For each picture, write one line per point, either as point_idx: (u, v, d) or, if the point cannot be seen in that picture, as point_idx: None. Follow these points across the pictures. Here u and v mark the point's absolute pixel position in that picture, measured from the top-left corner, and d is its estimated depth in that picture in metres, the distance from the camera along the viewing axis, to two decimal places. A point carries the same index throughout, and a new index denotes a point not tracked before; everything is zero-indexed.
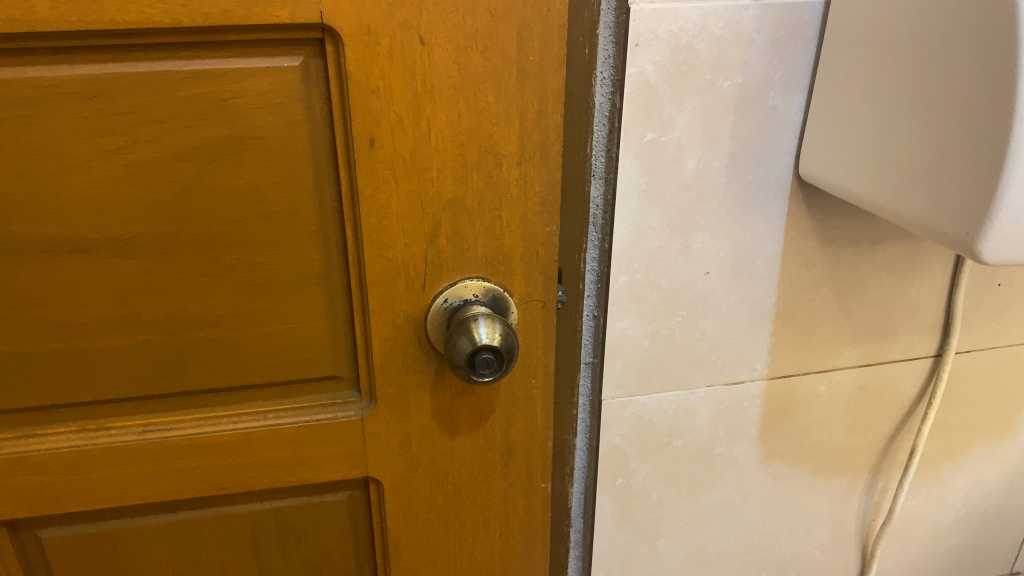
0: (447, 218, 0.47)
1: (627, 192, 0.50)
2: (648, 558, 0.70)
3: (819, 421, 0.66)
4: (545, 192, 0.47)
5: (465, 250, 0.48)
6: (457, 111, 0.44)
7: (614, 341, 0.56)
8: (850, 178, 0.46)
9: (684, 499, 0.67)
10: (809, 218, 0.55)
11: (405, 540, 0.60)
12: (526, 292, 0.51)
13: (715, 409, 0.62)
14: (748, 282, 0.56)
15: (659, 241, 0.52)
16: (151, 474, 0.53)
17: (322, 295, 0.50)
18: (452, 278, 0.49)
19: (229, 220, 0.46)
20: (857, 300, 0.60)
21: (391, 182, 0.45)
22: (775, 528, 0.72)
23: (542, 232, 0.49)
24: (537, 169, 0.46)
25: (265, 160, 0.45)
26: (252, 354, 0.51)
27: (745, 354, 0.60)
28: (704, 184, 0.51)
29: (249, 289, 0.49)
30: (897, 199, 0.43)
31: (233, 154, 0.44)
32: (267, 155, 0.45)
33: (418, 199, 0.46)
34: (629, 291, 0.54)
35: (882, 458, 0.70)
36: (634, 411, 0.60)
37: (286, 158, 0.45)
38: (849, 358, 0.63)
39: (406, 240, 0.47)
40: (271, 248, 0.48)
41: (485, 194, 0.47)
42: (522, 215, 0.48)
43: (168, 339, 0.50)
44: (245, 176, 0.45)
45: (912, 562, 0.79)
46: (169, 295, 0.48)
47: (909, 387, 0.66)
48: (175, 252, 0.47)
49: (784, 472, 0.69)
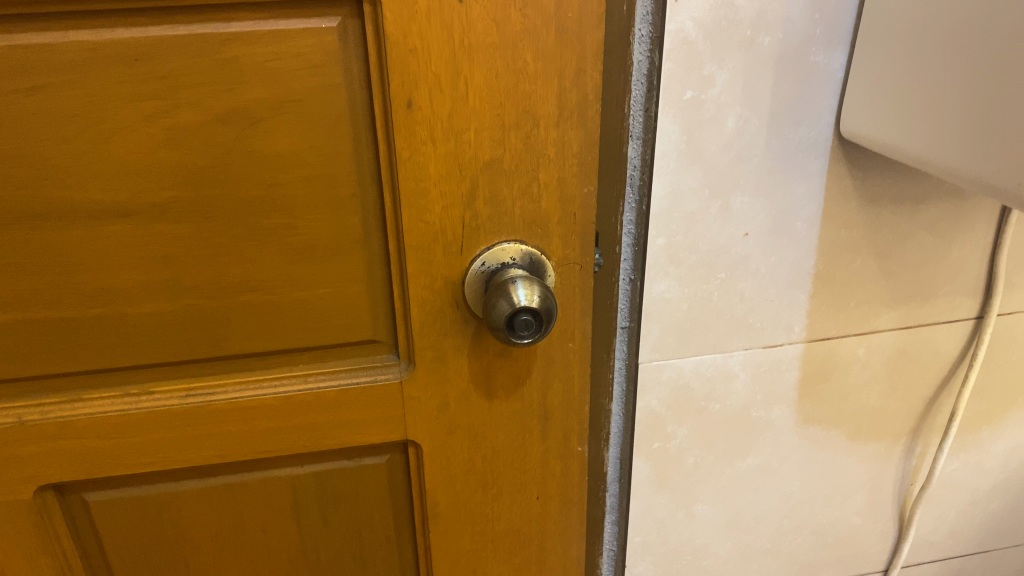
0: (485, 180, 0.47)
1: (666, 152, 0.50)
2: (684, 522, 0.71)
3: (858, 384, 0.66)
4: (583, 153, 0.47)
5: (503, 213, 0.48)
6: (495, 70, 0.44)
7: (651, 305, 0.56)
8: (894, 133, 0.46)
9: (720, 464, 0.68)
10: (851, 177, 0.54)
11: (444, 503, 0.61)
12: (564, 256, 0.51)
13: (753, 372, 0.62)
14: (788, 244, 0.55)
15: (697, 202, 0.52)
16: (195, 437, 0.54)
17: (360, 260, 0.50)
18: (490, 242, 0.49)
19: (268, 184, 0.47)
20: (898, 261, 0.59)
21: (429, 144, 0.45)
22: (812, 493, 0.73)
23: (580, 194, 0.49)
24: (576, 130, 0.46)
25: (304, 123, 0.45)
26: (291, 318, 0.52)
27: (784, 318, 0.59)
28: (744, 144, 0.50)
29: (289, 253, 0.49)
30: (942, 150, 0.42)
31: (272, 117, 0.44)
32: (305, 119, 0.45)
33: (456, 162, 0.46)
34: (667, 254, 0.54)
35: (921, 422, 0.70)
36: (671, 374, 0.60)
37: (324, 121, 0.45)
38: (888, 320, 0.62)
39: (444, 203, 0.47)
40: (310, 213, 0.48)
41: (522, 155, 0.46)
42: (560, 177, 0.47)
43: (209, 304, 0.50)
44: (284, 140, 0.45)
45: (949, 526, 0.79)
46: (210, 260, 0.49)
47: (950, 350, 0.65)
48: (215, 216, 0.47)
49: (822, 436, 0.69)
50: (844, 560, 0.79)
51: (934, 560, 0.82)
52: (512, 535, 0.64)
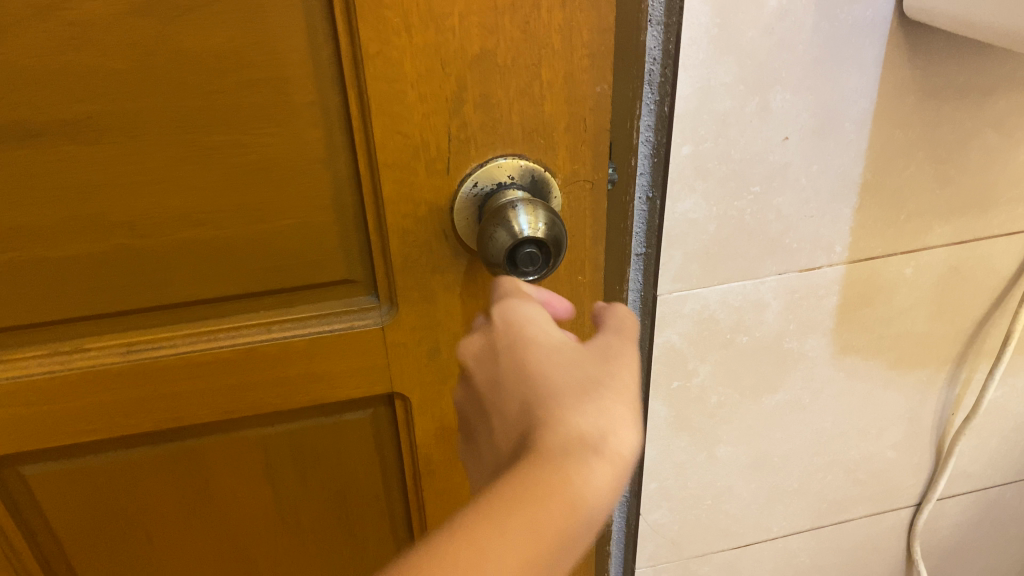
0: (474, 80, 0.38)
1: (694, 40, 0.41)
2: (706, 465, 0.64)
3: (903, 308, 0.58)
4: (595, 42, 0.38)
5: (499, 120, 0.39)
6: None
7: (673, 227, 0.48)
8: (995, 11, 0.36)
9: (748, 401, 0.60)
10: (911, 67, 0.45)
11: (439, 459, 0.53)
12: (572, 171, 0.42)
13: (787, 299, 0.54)
14: (834, 148, 0.47)
15: (731, 101, 0.43)
16: (144, 398, 0.46)
17: (326, 184, 0.41)
18: (483, 157, 0.40)
19: (205, 92, 0.37)
20: (958, 166, 0.50)
21: (401, 35, 0.36)
22: (846, 428, 0.66)
23: (591, 95, 0.40)
24: (586, 13, 0.37)
25: (244, 12, 0.35)
26: (247, 257, 0.43)
27: (825, 236, 0.51)
28: (788, 27, 0.41)
29: (238, 178, 0.40)
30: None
31: (202, 5, 0.35)
32: (244, 5, 0.35)
33: (440, 61, 0.37)
34: (694, 164, 0.45)
35: (969, 346, 0.62)
36: (694, 306, 0.52)
37: (269, 9, 0.36)
38: (942, 235, 0.54)
39: (424, 109, 0.38)
40: (259, 127, 0.39)
41: (520, 45, 0.37)
42: (567, 73, 0.38)
43: (147, 244, 0.42)
44: (221, 34, 0.36)
45: (990, 455, 0.74)
46: (141, 190, 0.40)
47: (1006, 266, 0.57)
48: (143, 135, 0.38)
49: (860, 367, 0.61)
50: (875, 495, 0.73)
51: (969, 492, 0.77)
52: None
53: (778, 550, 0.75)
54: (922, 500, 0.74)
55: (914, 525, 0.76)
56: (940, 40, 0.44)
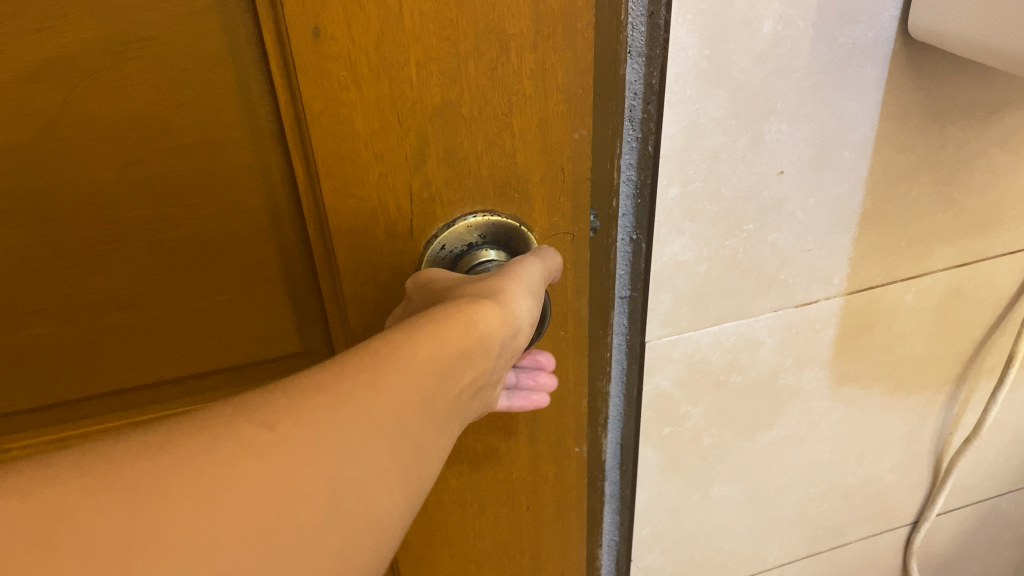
0: (436, 133, 0.33)
1: (682, 74, 0.36)
2: (699, 506, 0.60)
3: (903, 334, 0.54)
4: (572, 84, 0.33)
5: (468, 176, 0.34)
6: None
7: (661, 272, 0.44)
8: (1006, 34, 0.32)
9: (741, 440, 0.56)
10: (914, 88, 0.41)
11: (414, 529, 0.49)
12: (551, 225, 0.37)
13: (783, 335, 0.50)
14: (832, 177, 0.43)
15: (722, 136, 0.39)
16: None
17: (272, 252, 0.36)
18: (450, 216, 0.35)
19: (123, 162, 0.32)
20: (962, 188, 0.47)
21: (351, 90, 0.31)
22: (843, 456, 0.62)
23: (569, 141, 0.35)
24: (561, 53, 0.32)
25: (163, 72, 0.30)
26: (186, 336, 0.38)
27: (822, 268, 0.47)
28: (783, 54, 0.37)
29: (168, 255, 0.35)
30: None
31: (112, 66, 0.30)
32: (161, 64, 0.30)
33: (397, 116, 0.32)
34: (682, 206, 0.41)
35: (969, 366, 0.59)
36: (685, 349, 0.48)
37: (191, 68, 0.30)
38: (943, 258, 0.50)
39: (381, 168, 0.33)
40: (189, 197, 0.34)
41: (487, 94, 0.32)
42: (541, 121, 0.34)
43: (69, 331, 0.36)
44: (136, 97, 0.31)
45: (988, 468, 0.71)
46: (58, 274, 0.35)
47: (1008, 284, 0.54)
48: (54, 215, 0.33)
49: (857, 395, 0.57)
50: (872, 518, 0.69)
51: (967, 505, 0.74)
52: (499, 554, 0.52)
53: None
54: (919, 519, 0.70)
55: (911, 543, 0.72)
56: (946, 60, 0.40)
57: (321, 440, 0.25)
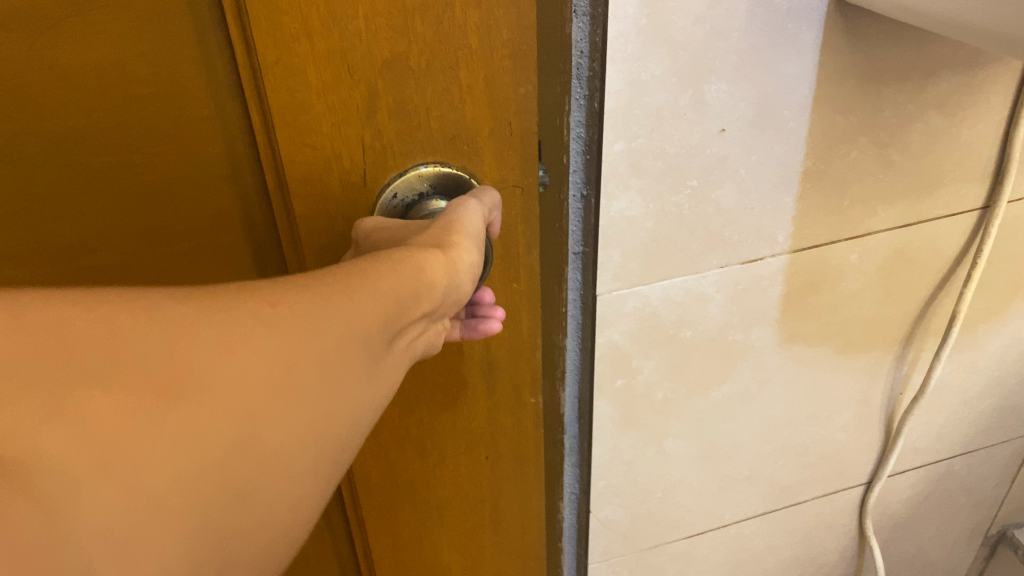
0: (386, 86, 0.34)
1: (623, 31, 0.39)
2: (655, 461, 0.62)
3: (849, 294, 0.57)
4: (517, 41, 0.35)
5: (419, 129, 0.36)
6: None
7: (609, 226, 0.46)
8: None
9: (693, 394, 0.59)
10: (850, 50, 0.44)
11: (378, 475, 0.51)
12: (501, 178, 0.39)
13: (730, 291, 0.53)
14: (774, 137, 0.46)
15: (665, 94, 0.42)
16: None
17: (233, 201, 0.38)
18: (402, 166, 0.37)
19: (86, 111, 0.34)
20: (901, 149, 0.50)
21: (302, 42, 0.32)
22: (797, 415, 0.65)
23: (515, 96, 0.37)
24: (506, 11, 0.34)
25: (124, 21, 0.32)
26: (152, 283, 0.40)
27: (766, 226, 0.50)
28: (719, 15, 0.40)
29: (132, 201, 0.37)
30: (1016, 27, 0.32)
31: (76, 15, 0.31)
32: (122, 13, 0.32)
33: (347, 68, 0.33)
34: (629, 162, 0.44)
35: (916, 327, 0.61)
36: (635, 303, 0.51)
37: (153, 18, 0.32)
38: (886, 218, 0.53)
39: (333, 118, 0.35)
40: (152, 146, 0.35)
41: (435, 48, 0.34)
42: (488, 77, 0.35)
43: (39, 275, 0.38)
44: (99, 47, 0.32)
45: (938, 430, 0.71)
46: (28, 217, 0.36)
47: (950, 247, 0.56)
48: (22, 160, 0.35)
49: (807, 355, 0.60)
50: (830, 476, 0.71)
51: (919, 466, 0.74)
52: (462, 504, 0.54)
53: (732, 537, 0.73)
54: (872, 479, 0.72)
55: (864, 503, 0.74)
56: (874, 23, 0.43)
57: (306, 331, 0.27)
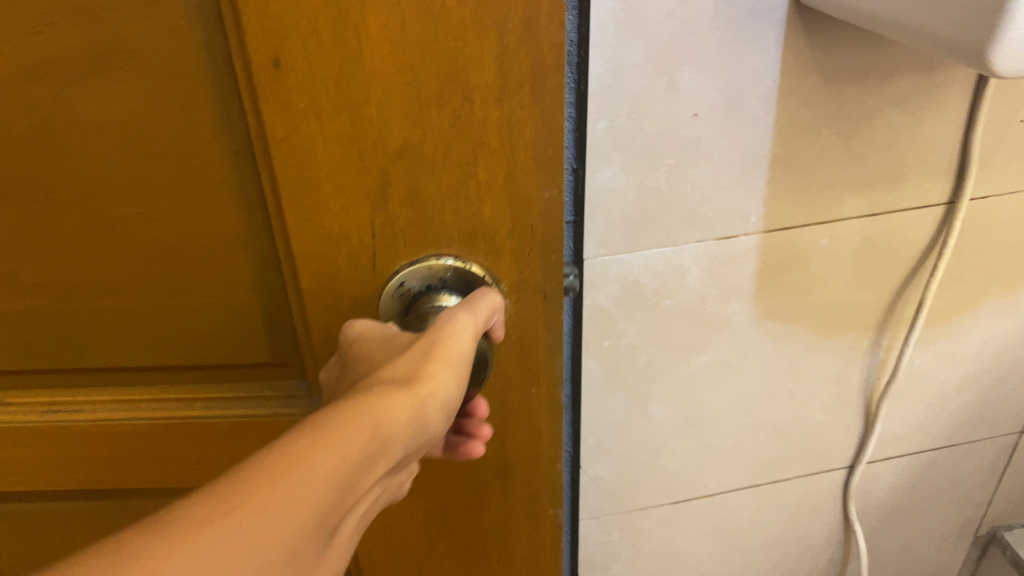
0: (400, 174, 0.34)
1: (604, 23, 0.47)
2: (642, 423, 0.68)
3: (822, 277, 0.61)
4: (539, 143, 0.34)
5: (433, 218, 0.35)
6: (404, 23, 0.30)
7: (595, 194, 0.54)
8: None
9: (677, 362, 0.64)
10: (811, 49, 0.50)
11: (380, 556, 0.49)
12: (520, 276, 0.38)
13: (707, 265, 0.59)
14: (743, 123, 0.52)
15: (643, 80, 0.49)
16: (70, 459, 0.47)
17: (247, 266, 0.38)
18: (418, 253, 0.36)
19: (107, 162, 0.35)
20: (864, 143, 0.55)
21: (312, 120, 0.32)
22: (774, 391, 0.68)
23: (533, 199, 0.35)
24: (529, 110, 0.32)
25: (143, 88, 0.33)
26: (166, 329, 0.41)
27: (740, 207, 0.57)
28: (690, 12, 0.47)
29: (151, 251, 0.38)
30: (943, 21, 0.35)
31: (98, 76, 0.33)
32: (143, 80, 0.33)
33: (363, 155, 0.33)
34: (610, 137, 0.51)
35: (889, 315, 0.64)
36: (620, 269, 0.58)
37: (172, 86, 0.33)
38: (854, 207, 0.58)
39: (343, 200, 0.34)
40: (169, 201, 0.36)
41: (451, 143, 0.33)
42: (507, 177, 0.34)
43: (62, 306, 0.40)
44: (119, 105, 0.34)
45: (919, 421, 0.72)
46: (53, 255, 0.38)
47: (918, 238, 0.60)
48: (47, 200, 0.37)
49: (783, 331, 0.64)
50: (810, 456, 0.73)
51: (902, 454, 0.75)
52: None
53: (717, 509, 0.75)
54: (854, 463, 0.74)
55: (847, 487, 0.75)
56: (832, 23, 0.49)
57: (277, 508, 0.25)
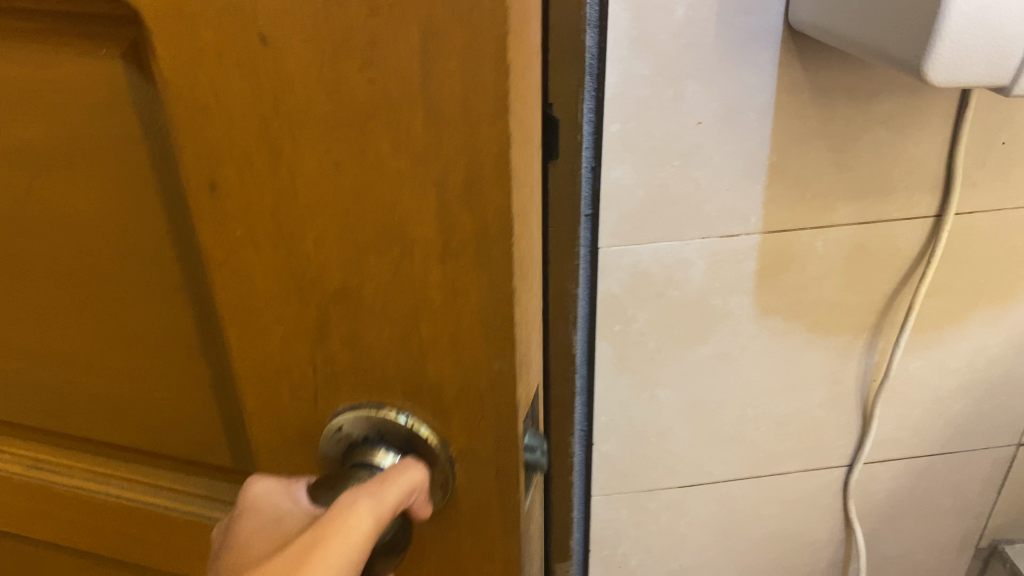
0: (339, 322, 0.25)
1: (618, 39, 0.49)
2: (648, 405, 0.67)
3: (814, 279, 0.61)
4: (490, 313, 0.24)
5: (371, 365, 0.26)
6: (332, 156, 0.22)
7: (609, 192, 0.55)
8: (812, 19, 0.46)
9: (682, 348, 0.64)
10: (802, 69, 0.51)
11: None
12: (473, 453, 0.27)
13: (711, 262, 0.59)
14: (742, 133, 0.53)
15: (650, 90, 0.51)
16: (51, 515, 0.46)
17: (205, 375, 0.35)
18: (360, 398, 0.27)
19: (76, 251, 0.33)
20: (854, 156, 0.55)
21: (249, 247, 0.24)
22: (774, 385, 0.67)
23: (483, 371, 0.25)
24: (475, 272, 0.23)
25: (105, 185, 0.31)
26: (130, 419, 0.38)
27: (740, 209, 0.57)
28: (693, 33, 0.49)
29: (117, 344, 0.36)
30: (903, 46, 0.37)
31: (63, 168, 0.31)
32: (104, 177, 0.31)
33: (286, 261, 0.24)
34: (622, 141, 0.53)
35: (884, 317, 0.63)
36: (631, 260, 0.59)
37: (132, 189, 0.31)
38: (846, 215, 0.58)
39: (283, 340, 0.26)
40: (131, 299, 0.34)
41: (392, 295, 0.24)
42: (454, 335, 0.24)
43: (44, 373, 0.39)
44: (83, 199, 0.32)
45: (914, 425, 0.71)
46: (31, 322, 0.37)
47: (908, 246, 0.60)
48: (25, 272, 0.35)
49: (783, 327, 0.63)
50: (808, 449, 0.72)
51: (902, 458, 0.73)
52: None
53: (718, 499, 0.74)
54: (854, 461, 0.72)
55: (846, 484, 0.73)
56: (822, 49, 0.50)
57: None
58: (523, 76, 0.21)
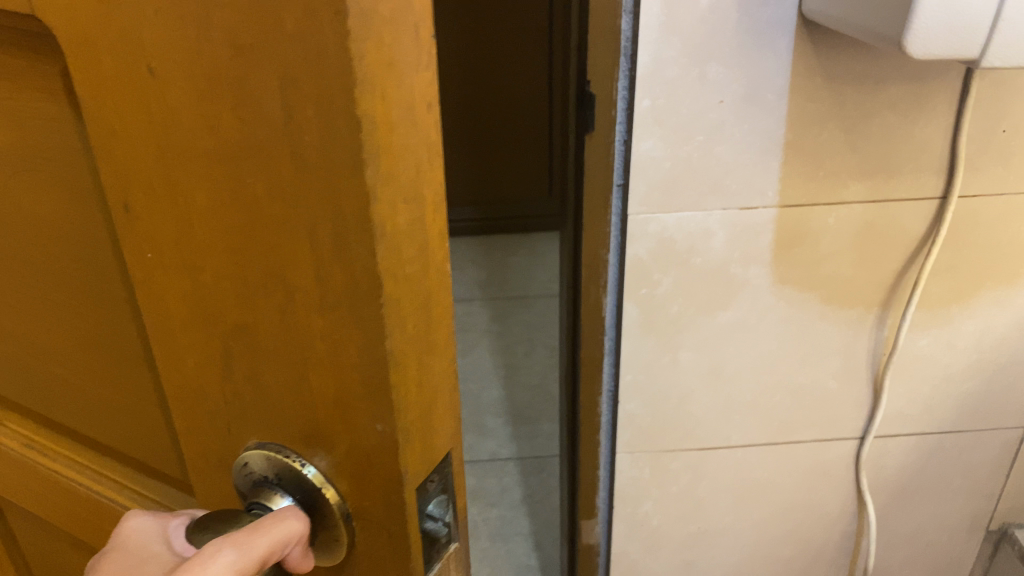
0: (241, 361, 0.23)
1: (649, 23, 0.50)
2: (671, 368, 0.65)
3: (829, 254, 0.59)
4: (368, 376, 0.21)
5: (269, 405, 0.23)
6: (216, 192, 0.20)
7: (638, 164, 0.55)
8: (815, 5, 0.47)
9: (701, 314, 0.62)
10: (812, 53, 0.51)
11: None
12: (369, 517, 0.24)
13: (731, 232, 0.58)
14: (760, 114, 0.53)
15: (677, 70, 0.51)
16: (38, 495, 0.46)
17: (146, 393, 0.33)
18: (266, 437, 0.24)
19: (43, 250, 0.33)
20: (864, 138, 0.54)
21: (161, 272, 0.23)
22: (790, 352, 0.65)
23: (365, 437, 0.22)
24: (351, 329, 0.20)
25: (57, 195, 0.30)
26: (95, 413, 0.37)
27: (757, 182, 0.56)
28: (717, 20, 0.50)
29: (82, 344, 0.35)
30: (885, 22, 0.39)
31: (27, 170, 0.30)
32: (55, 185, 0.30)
33: (186, 279, 0.22)
34: (652, 116, 0.53)
35: (895, 294, 0.61)
36: (657, 227, 0.57)
37: (76, 202, 0.29)
38: (856, 193, 0.56)
39: (198, 370, 0.25)
40: (88, 305, 0.33)
41: (282, 341, 0.22)
42: (337, 394, 0.22)
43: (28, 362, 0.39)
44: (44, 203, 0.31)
45: (925, 400, 0.69)
46: (16, 310, 0.37)
47: (915, 226, 0.58)
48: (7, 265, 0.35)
49: (797, 298, 0.62)
50: (818, 420, 0.69)
51: (910, 433, 0.71)
52: None
53: (735, 466, 0.72)
54: (865, 433, 0.69)
55: (858, 457, 0.71)
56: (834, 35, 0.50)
57: None
58: (409, 118, 0.18)
